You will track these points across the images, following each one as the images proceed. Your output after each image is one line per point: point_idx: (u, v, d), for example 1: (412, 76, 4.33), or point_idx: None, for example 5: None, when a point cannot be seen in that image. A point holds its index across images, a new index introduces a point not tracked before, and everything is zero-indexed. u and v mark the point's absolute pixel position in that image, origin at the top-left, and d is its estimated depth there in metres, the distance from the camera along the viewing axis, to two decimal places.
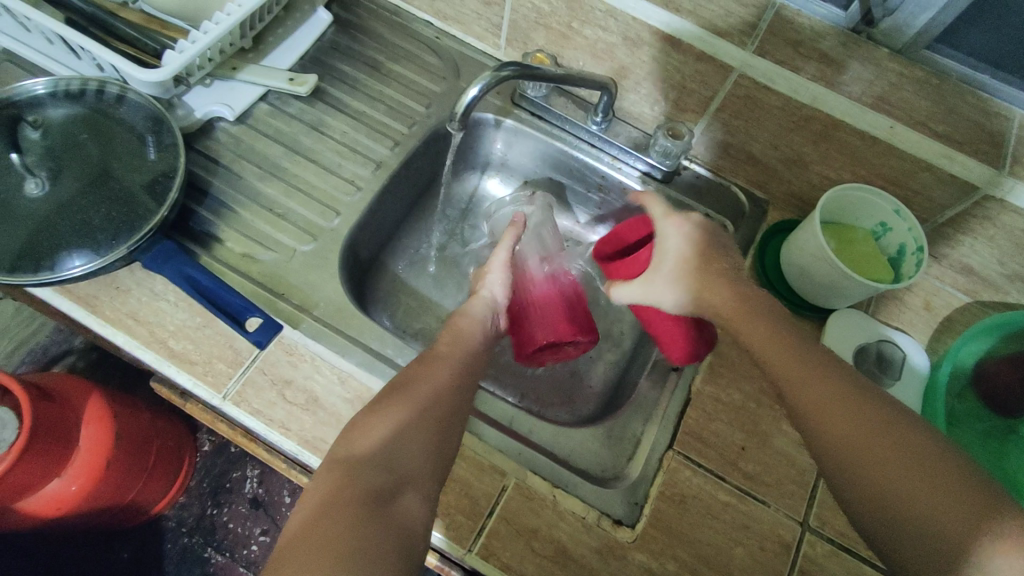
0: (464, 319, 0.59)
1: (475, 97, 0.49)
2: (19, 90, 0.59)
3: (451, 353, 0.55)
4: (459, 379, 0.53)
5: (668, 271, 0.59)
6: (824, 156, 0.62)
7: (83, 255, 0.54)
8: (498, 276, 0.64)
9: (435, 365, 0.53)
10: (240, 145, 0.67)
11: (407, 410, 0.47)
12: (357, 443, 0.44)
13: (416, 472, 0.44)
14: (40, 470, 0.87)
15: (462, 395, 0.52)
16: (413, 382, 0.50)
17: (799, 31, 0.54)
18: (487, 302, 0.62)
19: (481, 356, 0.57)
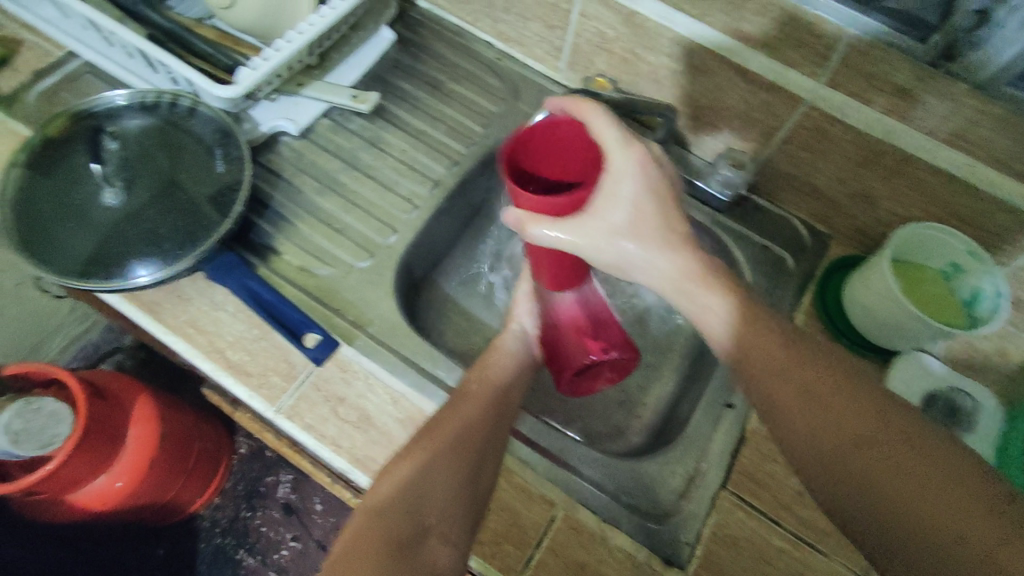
0: (494, 354, 0.59)
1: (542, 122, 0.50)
2: (100, 101, 0.62)
3: (485, 386, 0.54)
4: (493, 412, 0.53)
5: (614, 225, 0.47)
6: (894, 192, 0.60)
7: (150, 265, 0.55)
8: (526, 305, 0.63)
9: (470, 401, 0.53)
10: (302, 159, 0.68)
11: (438, 451, 0.49)
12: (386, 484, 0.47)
13: (444, 513, 0.47)
14: (90, 465, 0.89)
15: (499, 430, 0.52)
16: (444, 419, 0.51)
17: (874, 64, 0.52)
18: (518, 335, 0.61)
19: (518, 388, 0.57)
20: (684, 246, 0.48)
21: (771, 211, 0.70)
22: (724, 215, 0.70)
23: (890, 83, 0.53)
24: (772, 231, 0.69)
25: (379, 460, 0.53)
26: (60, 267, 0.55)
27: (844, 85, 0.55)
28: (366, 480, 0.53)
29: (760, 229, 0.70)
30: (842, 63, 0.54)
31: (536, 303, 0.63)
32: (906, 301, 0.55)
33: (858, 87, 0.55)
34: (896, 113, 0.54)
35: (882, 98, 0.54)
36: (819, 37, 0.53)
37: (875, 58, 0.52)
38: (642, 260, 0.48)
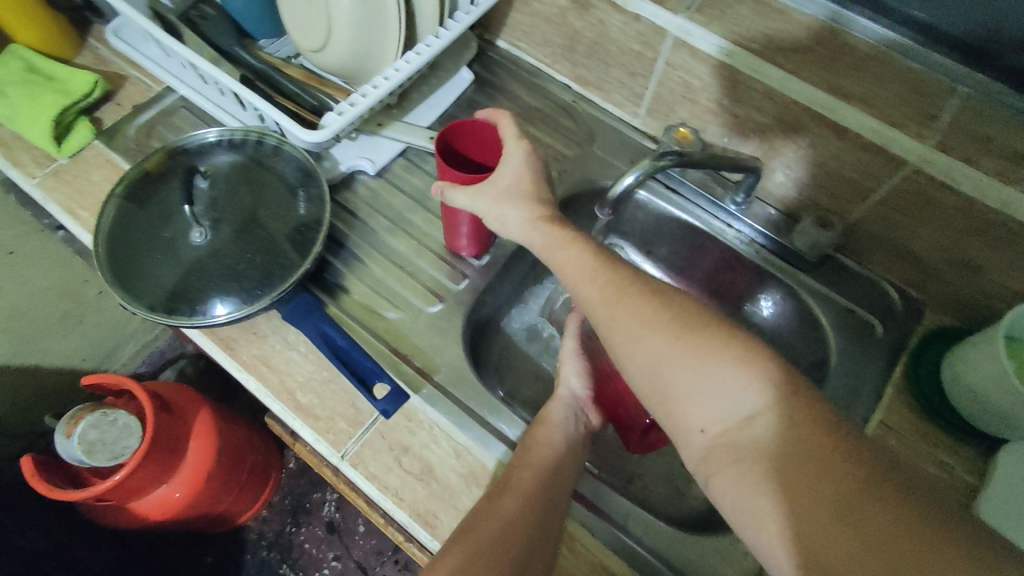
0: (540, 430, 0.54)
1: (629, 184, 0.55)
2: (193, 139, 0.64)
3: (529, 476, 0.50)
4: (538, 506, 0.48)
5: (498, 188, 0.53)
6: (1007, 265, 0.55)
7: (230, 304, 0.56)
8: (573, 366, 0.58)
9: (513, 495, 0.49)
10: (377, 199, 0.68)
11: (479, 557, 0.45)
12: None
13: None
14: (154, 475, 0.92)
15: (546, 527, 0.48)
16: (483, 518, 0.47)
17: (990, 126, 0.48)
18: (567, 402, 0.57)
19: (569, 476, 0.52)
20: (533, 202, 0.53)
21: (858, 271, 0.66)
22: (807, 275, 0.67)
23: (1008, 147, 0.48)
24: (859, 295, 0.65)
25: (440, 516, 0.52)
26: (148, 302, 0.56)
27: (956, 148, 0.51)
28: (426, 536, 0.52)
29: (846, 291, 0.65)
30: (951, 123, 0.50)
31: (584, 362, 0.58)
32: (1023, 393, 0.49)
33: (971, 151, 0.51)
34: (1015, 181, 0.50)
35: (998, 165, 0.50)
36: (925, 94, 0.50)
37: (987, 120, 0.48)
38: (509, 225, 0.53)
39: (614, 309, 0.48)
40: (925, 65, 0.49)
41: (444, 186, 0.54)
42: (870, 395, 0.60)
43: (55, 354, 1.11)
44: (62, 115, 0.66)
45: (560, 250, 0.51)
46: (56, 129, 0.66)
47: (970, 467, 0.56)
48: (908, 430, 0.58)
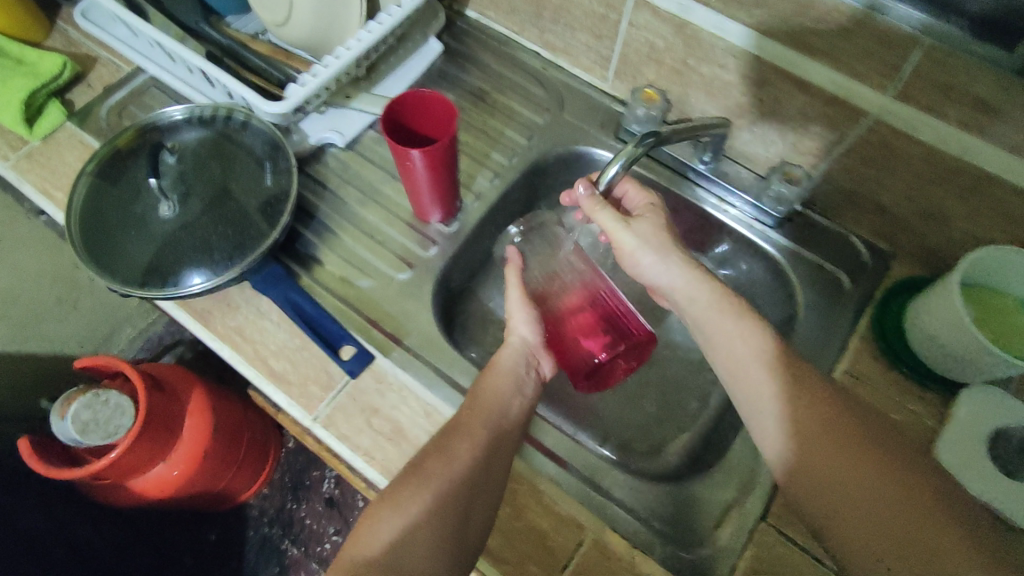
0: (490, 376, 0.55)
1: (615, 174, 0.54)
2: (161, 116, 0.65)
3: (476, 422, 0.52)
4: (484, 455, 0.50)
5: (652, 227, 0.58)
6: (971, 214, 0.56)
7: (200, 275, 0.57)
8: (522, 315, 0.58)
9: (462, 434, 0.51)
10: (348, 170, 0.69)
11: (419, 491, 0.47)
12: (365, 534, 0.46)
13: (427, 567, 0.44)
14: (147, 454, 0.93)
15: (491, 472, 0.50)
16: (430, 458, 0.50)
17: (952, 75, 0.48)
18: (519, 349, 0.57)
19: (516, 423, 0.54)
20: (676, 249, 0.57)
21: (827, 226, 0.66)
22: (773, 231, 0.66)
23: (971, 96, 0.48)
24: (828, 250, 0.66)
25: None
26: (120, 277, 0.58)
27: (919, 99, 0.51)
28: None
29: (816, 246, 0.66)
30: (913, 73, 0.50)
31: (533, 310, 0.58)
32: (977, 334, 0.51)
33: (932, 101, 0.51)
34: (978, 130, 0.50)
35: (960, 114, 0.50)
36: (888, 46, 0.50)
37: (951, 67, 0.48)
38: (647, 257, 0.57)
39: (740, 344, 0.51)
40: (896, 19, 0.48)
41: (594, 199, 0.55)
42: (836, 346, 0.61)
43: (51, 340, 1.13)
44: (33, 97, 0.67)
45: (688, 293, 0.55)
46: (28, 112, 0.67)
47: (932, 413, 0.57)
48: (872, 379, 0.59)
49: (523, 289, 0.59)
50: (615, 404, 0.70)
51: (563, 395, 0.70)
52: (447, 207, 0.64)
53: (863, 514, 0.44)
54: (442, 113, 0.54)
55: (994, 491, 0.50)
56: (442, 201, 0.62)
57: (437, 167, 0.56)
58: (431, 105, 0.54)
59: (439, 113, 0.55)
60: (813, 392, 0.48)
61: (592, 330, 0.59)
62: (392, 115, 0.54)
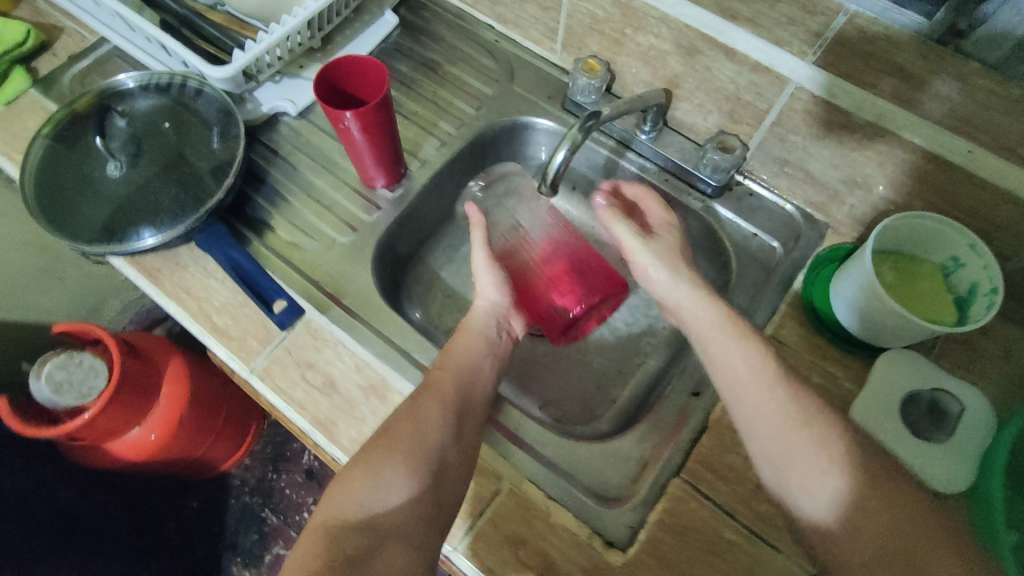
0: (460, 338, 0.57)
1: (562, 160, 0.51)
2: (116, 82, 0.67)
3: (446, 383, 0.53)
4: (452, 413, 0.52)
5: (666, 247, 0.61)
6: (890, 180, 0.57)
7: (143, 231, 0.60)
8: (488, 278, 0.60)
9: (430, 395, 0.52)
10: (299, 138, 0.71)
11: (391, 454, 0.48)
12: (340, 498, 0.47)
13: (403, 524, 0.46)
14: (123, 418, 0.96)
15: (457, 428, 0.51)
16: (400, 422, 0.51)
17: (872, 42, 0.50)
18: (487, 311, 0.59)
19: (484, 380, 0.56)
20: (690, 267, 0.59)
21: (765, 197, 0.67)
22: (710, 200, 0.68)
23: (890, 62, 0.50)
24: (765, 219, 0.67)
25: (339, 424, 0.57)
26: (68, 231, 0.60)
27: (839, 66, 0.53)
28: (324, 441, 0.56)
29: (752, 216, 0.67)
30: (837, 41, 0.51)
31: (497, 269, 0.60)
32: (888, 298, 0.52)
33: (849, 67, 0.52)
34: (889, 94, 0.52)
35: (892, 88, 0.51)
36: (812, 14, 0.51)
37: (872, 36, 0.49)
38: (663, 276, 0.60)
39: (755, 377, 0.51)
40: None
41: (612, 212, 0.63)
42: (764, 312, 0.62)
43: (36, 308, 1.16)
44: None
45: (698, 316, 0.56)
46: None
47: (851, 376, 0.59)
48: (796, 343, 0.61)
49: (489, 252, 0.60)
50: (556, 370, 0.71)
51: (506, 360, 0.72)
52: (389, 172, 0.66)
53: (862, 529, 0.45)
54: (375, 77, 0.56)
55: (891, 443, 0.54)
56: (381, 164, 0.63)
57: (371, 129, 0.58)
58: (365, 67, 0.56)
59: (371, 75, 0.56)
60: (825, 425, 0.48)
61: (564, 284, 0.65)
62: (328, 77, 0.56)
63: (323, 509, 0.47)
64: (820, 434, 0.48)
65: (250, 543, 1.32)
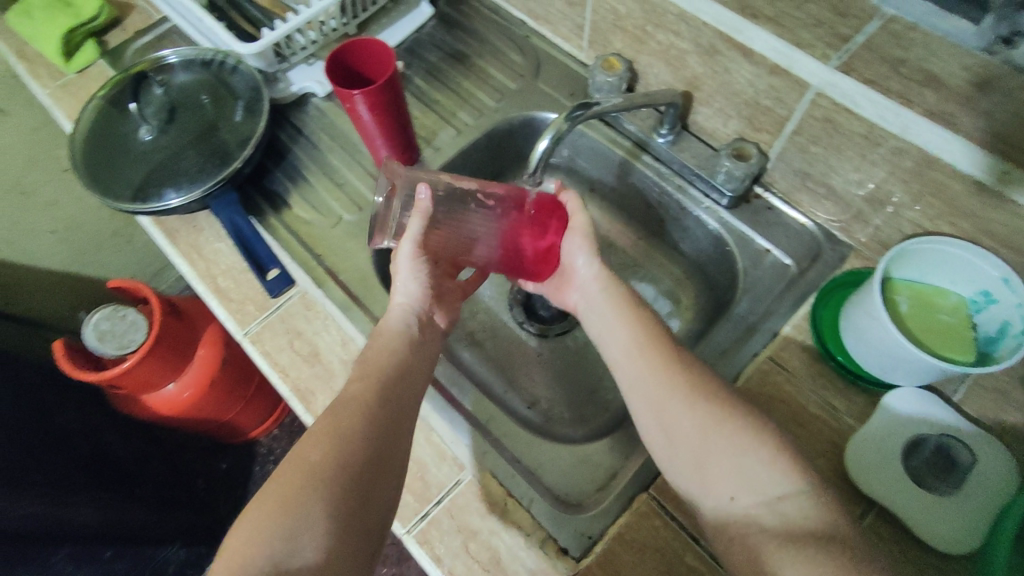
0: (377, 343, 0.49)
1: (543, 150, 0.53)
2: (161, 56, 0.72)
3: (369, 397, 0.45)
4: (378, 432, 0.44)
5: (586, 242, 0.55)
6: (915, 200, 0.52)
7: (164, 193, 0.64)
8: (409, 275, 0.50)
9: (351, 414, 0.44)
10: (325, 119, 0.74)
11: (308, 492, 0.40)
12: (242, 549, 0.38)
13: (324, 572, 0.38)
14: (160, 373, 1.03)
15: (384, 448, 0.44)
16: (316, 449, 0.42)
17: (904, 48, 0.46)
18: (409, 307, 0.51)
19: (416, 385, 0.49)
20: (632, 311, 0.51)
21: (784, 212, 0.63)
22: (724, 210, 0.65)
23: (924, 71, 0.46)
24: (782, 234, 0.63)
25: (316, 393, 0.58)
26: (101, 187, 0.65)
27: (863, 72, 0.48)
28: (299, 408, 0.58)
29: (768, 230, 0.63)
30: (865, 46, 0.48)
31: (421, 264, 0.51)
32: (892, 327, 0.47)
33: (876, 74, 0.48)
34: (917, 104, 0.47)
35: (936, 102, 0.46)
36: (843, 16, 0.48)
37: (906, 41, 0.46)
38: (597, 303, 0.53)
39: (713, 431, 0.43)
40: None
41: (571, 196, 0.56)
42: (767, 331, 0.58)
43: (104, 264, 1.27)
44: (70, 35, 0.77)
45: (649, 368, 0.48)
46: (66, 47, 0.77)
47: (854, 412, 0.54)
48: (797, 368, 0.56)
49: (420, 243, 0.50)
50: (549, 370, 0.70)
51: (498, 356, 0.71)
52: (398, 158, 0.67)
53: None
54: (386, 59, 0.58)
55: (892, 494, 0.48)
56: (385, 146, 0.65)
57: (380, 110, 0.59)
58: (376, 49, 0.58)
59: (381, 57, 0.59)
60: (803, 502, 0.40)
61: (528, 226, 0.52)
62: (342, 56, 0.59)
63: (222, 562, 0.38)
64: (756, 495, 0.41)
65: None
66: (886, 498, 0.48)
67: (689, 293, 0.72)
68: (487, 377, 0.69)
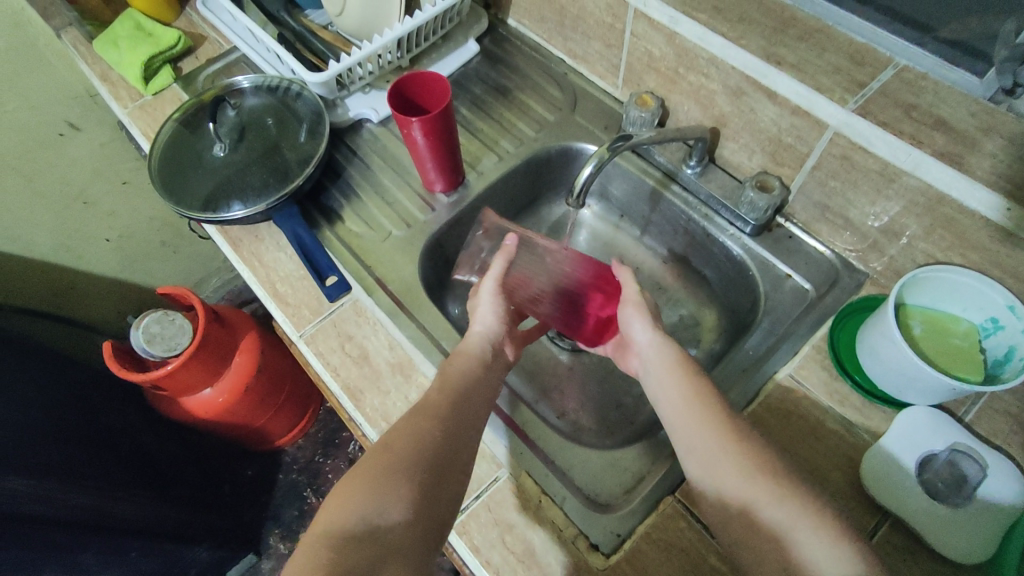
0: (456, 360, 0.58)
1: (588, 175, 0.57)
2: (234, 82, 0.79)
3: (444, 401, 0.53)
4: (452, 429, 0.52)
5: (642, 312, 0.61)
6: (928, 233, 0.57)
7: (234, 204, 0.69)
8: (489, 306, 0.62)
9: (432, 415, 0.52)
10: (377, 143, 0.80)
11: (394, 469, 0.47)
12: (336, 513, 0.44)
13: (406, 538, 0.44)
14: (200, 376, 1.08)
15: (457, 447, 0.51)
16: (401, 437, 0.50)
17: (917, 95, 0.53)
18: (484, 335, 0.60)
19: (484, 397, 0.56)
20: (695, 383, 0.54)
21: (804, 241, 0.68)
22: (748, 237, 0.69)
23: (934, 116, 0.52)
24: (801, 262, 0.67)
25: (365, 392, 0.62)
26: (175, 197, 0.71)
27: (878, 115, 0.53)
28: (349, 405, 0.62)
29: (789, 257, 0.67)
30: (879, 91, 0.54)
31: (500, 300, 0.63)
32: (905, 347, 0.51)
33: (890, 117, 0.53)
34: (927, 145, 0.51)
35: (940, 142, 0.51)
36: (861, 64, 0.56)
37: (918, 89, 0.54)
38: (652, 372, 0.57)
39: (761, 486, 0.46)
40: (871, 41, 0.56)
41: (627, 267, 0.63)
42: (787, 351, 0.62)
43: (149, 273, 1.35)
44: (150, 60, 0.85)
45: (702, 437, 0.51)
46: (145, 72, 0.85)
47: (870, 428, 0.57)
48: (815, 386, 0.60)
49: (500, 282, 0.64)
50: (579, 384, 0.74)
51: (529, 367, 0.75)
52: (444, 181, 0.73)
53: None
54: (442, 88, 0.65)
55: (905, 507, 0.52)
56: (438, 169, 0.70)
57: (435, 135, 0.65)
58: (435, 82, 0.65)
59: (439, 89, 0.65)
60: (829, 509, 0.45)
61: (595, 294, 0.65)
62: (403, 87, 0.65)
63: (323, 518, 0.44)
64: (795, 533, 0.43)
65: (290, 518, 1.45)
66: (898, 510, 0.52)
67: (711, 315, 0.76)
68: (519, 386, 0.73)
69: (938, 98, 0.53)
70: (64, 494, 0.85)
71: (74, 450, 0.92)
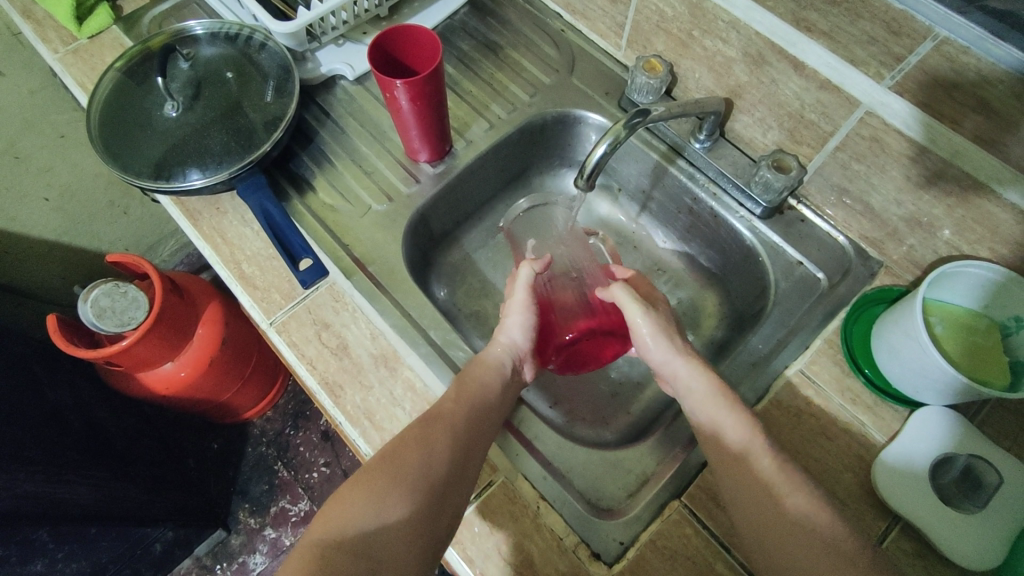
0: (475, 370, 0.54)
1: (603, 155, 0.53)
2: (186, 27, 0.69)
3: (458, 410, 0.50)
4: (463, 443, 0.49)
5: (661, 320, 0.57)
6: (958, 225, 0.53)
7: (191, 172, 0.61)
8: (518, 318, 0.57)
9: (442, 425, 0.49)
10: (353, 103, 0.72)
11: (394, 484, 0.45)
12: (333, 519, 0.43)
13: (399, 555, 0.42)
14: (159, 351, 0.99)
15: (467, 460, 0.49)
16: (409, 446, 0.47)
17: (960, 72, 0.45)
18: (507, 350, 0.57)
19: (496, 412, 0.53)
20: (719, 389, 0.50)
21: (817, 225, 0.64)
22: (760, 220, 0.65)
23: (976, 96, 0.45)
24: (812, 247, 0.64)
25: (346, 387, 0.57)
26: (120, 162, 0.62)
27: (918, 94, 0.48)
28: (327, 402, 0.57)
29: (799, 242, 0.64)
30: (919, 67, 0.47)
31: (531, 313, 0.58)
32: (931, 347, 0.48)
33: (931, 97, 0.48)
34: (967, 129, 0.47)
35: (979, 128, 0.46)
36: (897, 35, 0.47)
37: (961, 67, 0.45)
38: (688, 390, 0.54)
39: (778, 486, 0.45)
40: (906, 6, 0.45)
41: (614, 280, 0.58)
42: (797, 344, 0.59)
43: (98, 236, 1.24)
44: None
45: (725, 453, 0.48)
46: (79, 10, 0.73)
47: (882, 428, 0.55)
48: (826, 382, 0.57)
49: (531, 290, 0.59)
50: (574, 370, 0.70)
51: None
52: (427, 149, 0.65)
53: None
54: (432, 46, 0.57)
55: (921, 513, 0.49)
56: (419, 135, 0.63)
57: (421, 99, 0.57)
58: (421, 37, 0.57)
59: (426, 43, 0.57)
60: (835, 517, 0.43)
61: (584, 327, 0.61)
62: (386, 41, 0.57)
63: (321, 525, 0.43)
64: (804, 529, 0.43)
65: (260, 492, 1.40)
66: (914, 515, 0.49)
67: (712, 299, 0.74)
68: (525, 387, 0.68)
69: (982, 80, 0.44)
70: (6, 482, 0.77)
71: (16, 429, 0.83)
